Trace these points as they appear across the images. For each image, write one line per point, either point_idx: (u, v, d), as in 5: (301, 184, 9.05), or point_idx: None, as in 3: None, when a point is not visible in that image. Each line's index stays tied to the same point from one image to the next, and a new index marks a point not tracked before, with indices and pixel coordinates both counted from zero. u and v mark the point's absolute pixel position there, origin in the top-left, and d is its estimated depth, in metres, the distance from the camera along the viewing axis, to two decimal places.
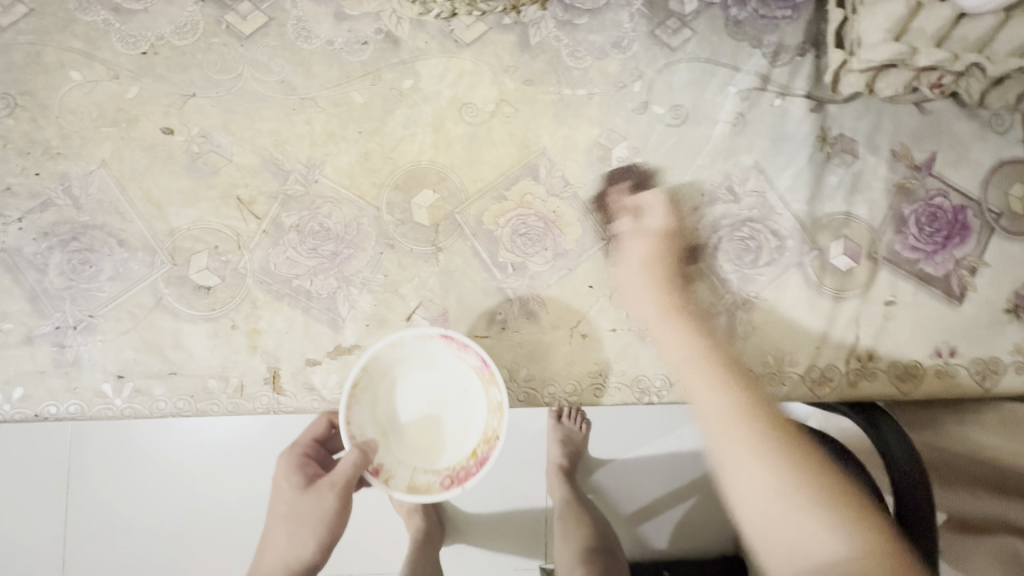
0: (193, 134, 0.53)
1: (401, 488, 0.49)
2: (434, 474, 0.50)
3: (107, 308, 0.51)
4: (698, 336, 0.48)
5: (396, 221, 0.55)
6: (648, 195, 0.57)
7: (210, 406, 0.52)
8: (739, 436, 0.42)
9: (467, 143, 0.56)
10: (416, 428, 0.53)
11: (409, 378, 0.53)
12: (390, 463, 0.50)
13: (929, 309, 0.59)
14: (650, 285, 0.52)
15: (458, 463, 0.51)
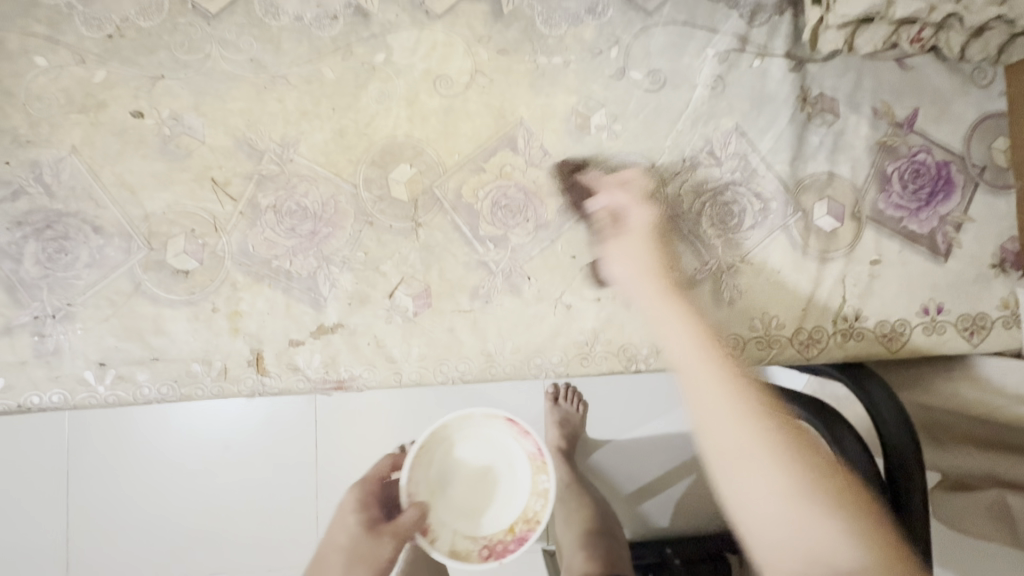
0: (164, 117, 0.52)
1: (444, 550, 0.53)
2: (472, 541, 0.55)
3: (86, 296, 0.51)
4: (693, 316, 0.45)
5: (374, 198, 0.54)
6: (628, 172, 0.56)
7: (194, 390, 0.52)
8: (746, 440, 0.39)
9: (443, 117, 0.55)
10: (462, 492, 0.57)
11: (465, 447, 0.58)
12: (435, 524, 0.54)
13: (915, 267, 0.58)
14: (648, 265, 0.48)
15: (496, 535, 0.55)
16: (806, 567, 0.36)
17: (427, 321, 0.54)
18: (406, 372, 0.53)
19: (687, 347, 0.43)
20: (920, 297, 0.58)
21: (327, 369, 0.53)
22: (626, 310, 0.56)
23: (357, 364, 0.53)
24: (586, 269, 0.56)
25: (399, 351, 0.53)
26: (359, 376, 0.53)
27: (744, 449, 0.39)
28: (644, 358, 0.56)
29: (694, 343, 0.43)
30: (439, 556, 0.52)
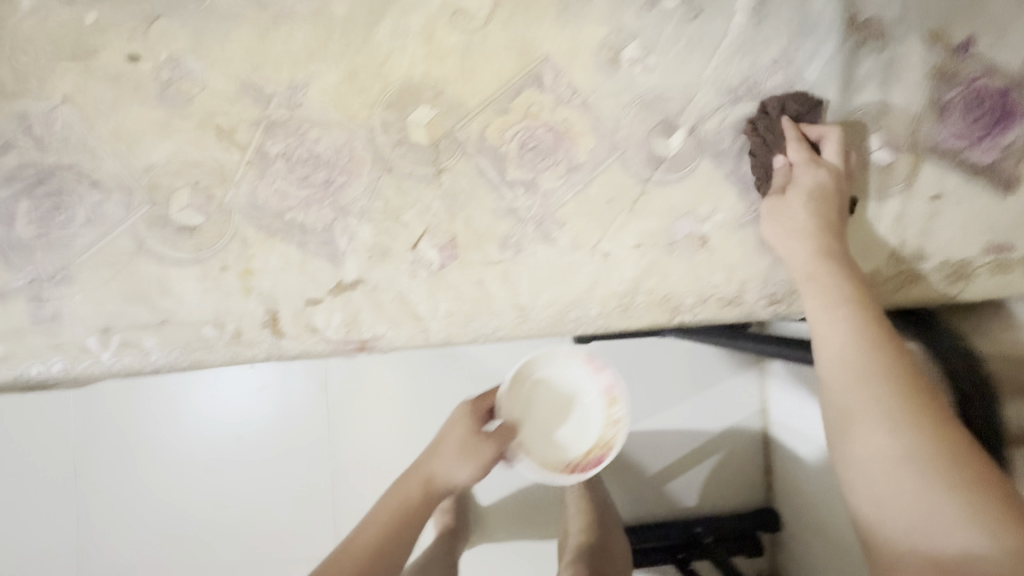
0: (162, 60, 0.48)
1: (533, 464, 0.64)
2: (557, 461, 0.65)
3: (85, 257, 0.47)
4: (833, 267, 0.48)
5: (392, 143, 0.50)
6: (817, 131, 0.52)
7: (207, 355, 0.48)
8: (872, 388, 0.42)
9: (462, 54, 0.51)
10: (544, 420, 0.66)
11: (547, 378, 0.67)
12: (525, 443, 0.64)
13: (979, 202, 0.53)
14: (807, 221, 0.49)
15: (576, 457, 0.66)
16: (903, 534, 0.38)
17: (454, 275, 0.50)
18: (433, 330, 0.50)
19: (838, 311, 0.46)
20: (985, 233, 0.53)
21: (348, 328, 0.49)
22: (667, 256, 0.52)
23: (380, 322, 0.49)
24: (623, 214, 0.51)
25: (425, 307, 0.50)
26: (383, 335, 0.49)
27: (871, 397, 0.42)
28: (689, 308, 0.52)
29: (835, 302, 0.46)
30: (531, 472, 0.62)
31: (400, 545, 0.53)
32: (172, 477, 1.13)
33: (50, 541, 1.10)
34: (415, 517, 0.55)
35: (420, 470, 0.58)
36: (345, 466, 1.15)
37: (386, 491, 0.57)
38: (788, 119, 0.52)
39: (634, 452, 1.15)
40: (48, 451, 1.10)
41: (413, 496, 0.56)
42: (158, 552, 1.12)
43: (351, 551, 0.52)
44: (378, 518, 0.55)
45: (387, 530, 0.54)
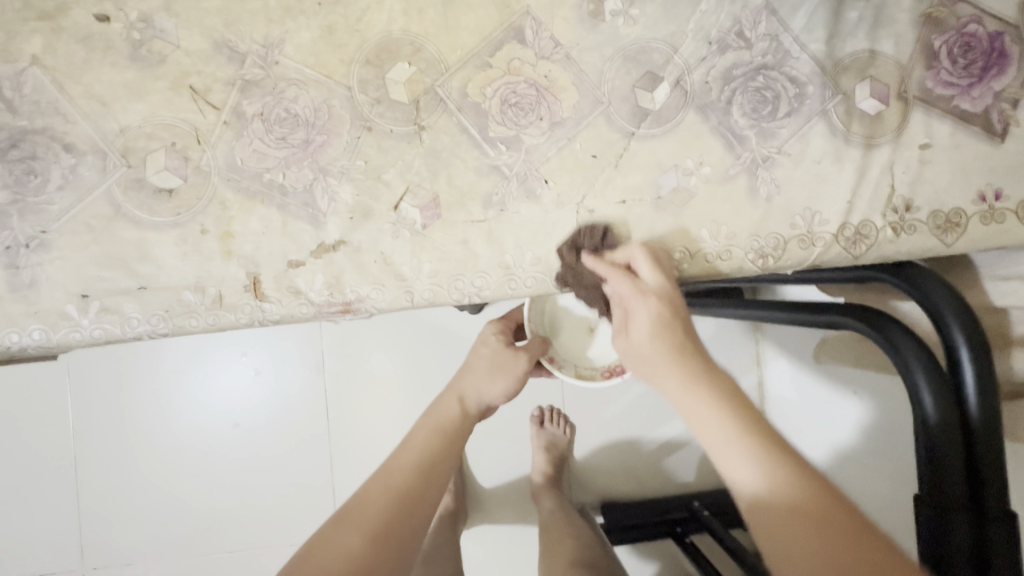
0: (132, 20, 0.47)
1: (572, 373, 0.72)
2: (594, 368, 0.74)
3: (61, 222, 0.46)
4: (700, 386, 0.45)
5: (372, 101, 0.49)
6: (628, 251, 0.50)
7: (188, 320, 0.47)
8: (787, 523, 0.39)
9: (441, 8, 0.50)
10: (577, 336, 0.76)
11: (571, 300, 0.76)
12: (560, 357, 0.74)
13: (970, 151, 0.53)
14: (663, 354, 0.47)
15: (614, 362, 0.74)
16: None
17: (438, 234, 0.49)
18: (418, 290, 0.49)
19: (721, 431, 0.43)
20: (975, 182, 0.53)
21: (331, 291, 0.48)
22: (654, 212, 0.51)
23: (364, 283, 0.48)
24: (608, 169, 0.51)
25: (409, 268, 0.49)
26: (367, 297, 0.48)
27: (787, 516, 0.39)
28: (678, 264, 0.51)
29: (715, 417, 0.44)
30: (570, 378, 0.71)
31: (445, 455, 0.54)
32: (170, 463, 1.12)
33: (58, 526, 1.10)
34: (454, 429, 0.56)
35: (453, 392, 0.61)
36: (342, 449, 1.15)
37: (420, 415, 0.58)
38: (591, 256, 0.49)
39: (631, 423, 1.17)
40: (45, 440, 1.10)
41: (453, 412, 0.58)
42: (158, 539, 1.12)
43: (398, 465, 0.51)
44: (419, 435, 0.55)
45: (432, 441, 0.54)
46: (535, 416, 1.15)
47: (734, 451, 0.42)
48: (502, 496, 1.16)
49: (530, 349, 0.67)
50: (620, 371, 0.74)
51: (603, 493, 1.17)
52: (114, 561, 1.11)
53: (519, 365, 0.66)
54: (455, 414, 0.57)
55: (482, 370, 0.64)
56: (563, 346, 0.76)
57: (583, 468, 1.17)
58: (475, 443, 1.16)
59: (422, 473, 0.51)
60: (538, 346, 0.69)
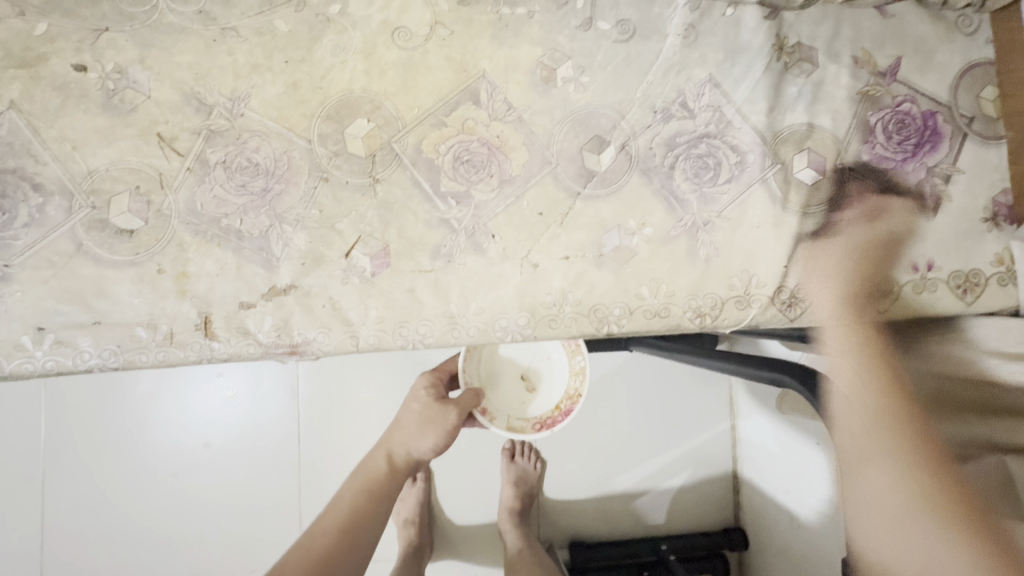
0: (108, 71, 0.50)
1: (503, 425, 0.76)
2: (525, 420, 0.78)
3: (24, 257, 0.48)
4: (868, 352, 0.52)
5: (330, 153, 0.52)
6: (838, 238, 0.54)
7: (139, 356, 0.49)
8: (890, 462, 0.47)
9: (401, 70, 0.53)
10: (512, 386, 0.80)
11: (510, 352, 0.81)
12: (493, 408, 0.77)
13: (848, 223, 0.54)
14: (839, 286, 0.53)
15: (546, 414, 0.78)
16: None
17: (386, 282, 0.51)
18: (363, 335, 0.51)
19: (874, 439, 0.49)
20: (862, 243, 0.54)
21: (279, 332, 0.50)
22: (596, 268, 0.53)
23: (311, 327, 0.50)
24: (553, 227, 0.53)
25: (356, 313, 0.51)
26: (313, 340, 0.50)
27: (873, 521, 0.47)
28: (617, 320, 0.53)
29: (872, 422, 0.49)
30: (499, 429, 0.75)
31: (369, 513, 0.61)
32: (137, 483, 1.13)
33: (21, 542, 1.10)
34: (379, 487, 0.64)
35: (383, 448, 0.69)
36: (311, 476, 1.15)
37: (349, 476, 0.65)
38: (860, 185, 0.55)
39: (600, 464, 1.17)
40: (13, 456, 1.10)
41: (378, 466, 0.66)
42: (119, 561, 1.11)
43: (319, 532, 0.59)
44: (345, 496, 0.63)
45: (355, 503, 0.62)
46: (506, 448, 1.15)
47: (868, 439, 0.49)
48: (471, 533, 1.15)
49: (462, 403, 0.71)
50: (549, 425, 0.78)
51: (572, 532, 1.16)
52: None
53: (447, 418, 0.71)
54: (381, 470, 0.65)
55: (412, 425, 0.72)
56: (497, 396, 0.79)
57: (553, 503, 1.16)
58: (444, 477, 1.15)
59: (338, 539, 0.58)
60: (471, 399, 0.73)
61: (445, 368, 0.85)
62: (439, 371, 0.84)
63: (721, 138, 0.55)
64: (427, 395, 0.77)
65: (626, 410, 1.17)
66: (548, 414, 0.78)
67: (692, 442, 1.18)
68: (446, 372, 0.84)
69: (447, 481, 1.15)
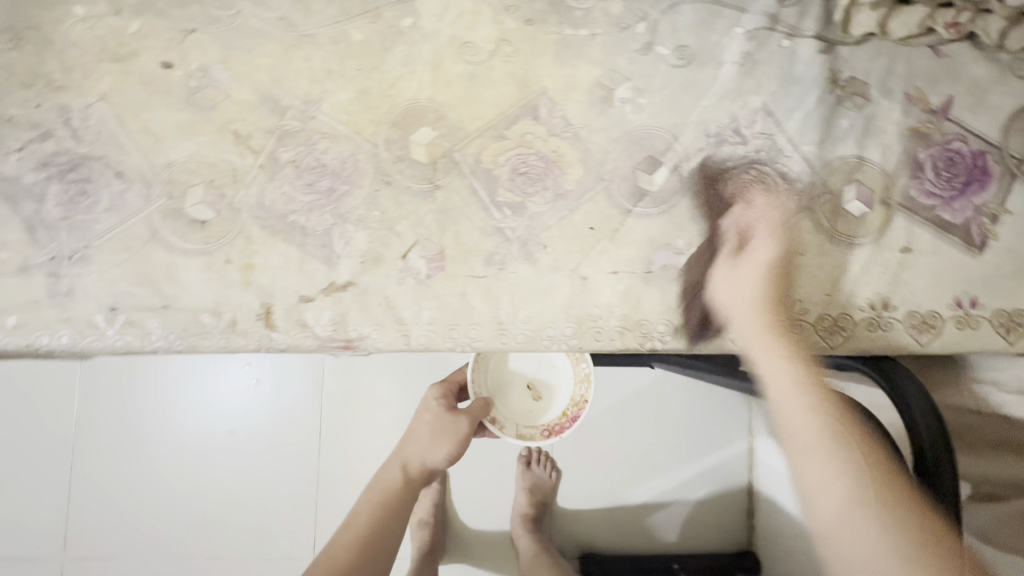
0: (192, 69, 0.53)
1: (512, 433, 0.80)
2: (534, 428, 0.81)
3: (103, 240, 0.51)
4: (800, 361, 0.50)
5: (394, 158, 0.54)
6: (761, 203, 0.55)
7: (203, 341, 0.51)
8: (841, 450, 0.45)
9: (466, 82, 0.55)
10: (520, 397, 0.84)
11: (514, 363, 0.85)
12: (502, 417, 0.81)
13: (735, 220, 0.55)
14: (751, 294, 0.52)
15: (555, 421, 0.81)
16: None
17: (440, 285, 0.53)
18: (415, 334, 0.52)
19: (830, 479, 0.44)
20: (774, 229, 0.55)
21: (335, 327, 0.52)
22: (643, 285, 0.54)
23: (366, 323, 0.52)
24: (604, 241, 0.55)
25: (410, 313, 0.53)
26: (367, 336, 0.52)
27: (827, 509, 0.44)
28: (661, 335, 0.54)
29: (830, 457, 0.45)
30: (509, 438, 0.78)
31: (387, 524, 0.67)
32: (162, 463, 1.15)
33: (47, 514, 1.13)
34: (394, 499, 0.69)
35: (398, 460, 0.74)
36: (330, 469, 1.17)
37: (366, 490, 0.71)
38: (730, 183, 0.56)
39: (612, 478, 1.17)
40: (47, 429, 1.14)
41: (393, 478, 0.71)
42: (138, 539, 1.14)
43: (340, 543, 0.64)
44: (363, 510, 0.68)
45: (373, 514, 0.67)
46: (523, 455, 1.16)
47: (818, 468, 0.45)
48: (482, 541, 1.16)
49: (473, 411, 0.76)
50: (558, 431, 0.80)
51: (584, 544, 1.16)
52: (92, 556, 1.13)
53: (459, 428, 0.75)
54: (397, 482, 0.71)
55: (426, 436, 0.76)
56: (508, 406, 0.83)
57: (566, 512, 1.17)
58: (460, 480, 1.16)
59: (358, 548, 0.64)
60: (479, 410, 0.77)
61: (456, 380, 0.87)
62: (450, 383, 0.87)
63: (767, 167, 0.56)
64: (438, 407, 0.81)
65: (641, 427, 1.18)
66: (554, 419, 0.81)
67: (707, 462, 1.18)
68: (457, 385, 0.86)
69: (463, 485, 1.16)
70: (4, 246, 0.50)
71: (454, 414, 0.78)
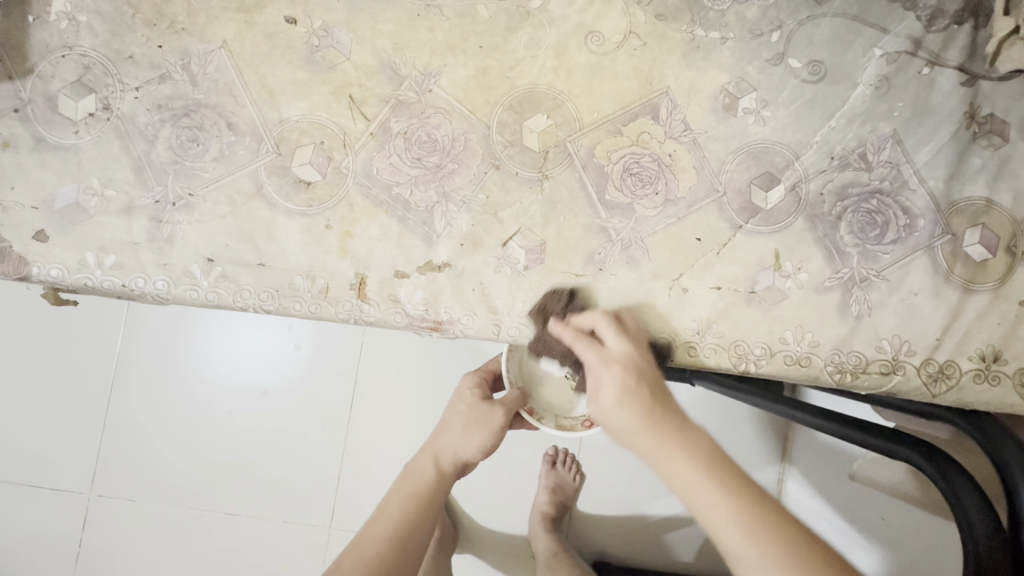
0: (315, 27, 0.52)
1: (552, 425, 0.83)
2: (573, 419, 0.84)
3: (207, 189, 0.50)
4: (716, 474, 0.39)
5: (506, 142, 0.52)
6: (591, 315, 0.50)
7: (293, 304, 0.51)
8: None
9: (588, 73, 0.53)
10: (557, 389, 0.85)
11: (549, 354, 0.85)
12: (541, 410, 0.83)
13: (591, 366, 0.46)
14: (636, 420, 0.42)
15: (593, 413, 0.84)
16: None
17: (537, 278, 0.52)
18: (506, 325, 0.51)
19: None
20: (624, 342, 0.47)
21: (426, 307, 0.51)
22: (745, 304, 0.52)
23: (458, 307, 0.51)
24: (710, 255, 0.53)
25: (503, 303, 0.51)
26: (458, 321, 0.51)
27: None
28: (756, 358, 0.52)
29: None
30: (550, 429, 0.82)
31: (419, 520, 0.61)
32: (194, 413, 1.17)
33: (78, 448, 1.15)
34: (427, 492, 0.64)
35: (429, 451, 0.69)
36: (358, 442, 1.16)
37: (397, 479, 0.66)
38: (558, 320, 0.49)
39: (632, 491, 1.15)
40: (89, 364, 1.16)
41: (425, 469, 0.66)
42: (164, 484, 1.15)
43: (370, 535, 0.59)
44: (393, 502, 0.63)
45: (405, 508, 0.62)
46: (549, 455, 1.15)
47: None
48: (495, 537, 1.15)
49: (508, 402, 0.77)
50: (597, 422, 0.83)
51: (598, 551, 1.13)
52: (118, 494, 1.14)
53: (494, 418, 0.75)
54: (430, 474, 0.65)
55: (458, 427, 0.73)
56: (545, 399, 0.85)
57: (583, 518, 1.14)
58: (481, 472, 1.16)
59: (391, 545, 0.58)
60: (516, 401, 0.78)
61: (489, 369, 0.89)
62: (484, 372, 0.88)
63: (892, 195, 0.53)
64: (472, 395, 0.80)
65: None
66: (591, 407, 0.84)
67: None
68: (491, 373, 0.87)
69: (484, 477, 1.16)
70: (110, 184, 0.50)
71: (489, 403, 0.78)
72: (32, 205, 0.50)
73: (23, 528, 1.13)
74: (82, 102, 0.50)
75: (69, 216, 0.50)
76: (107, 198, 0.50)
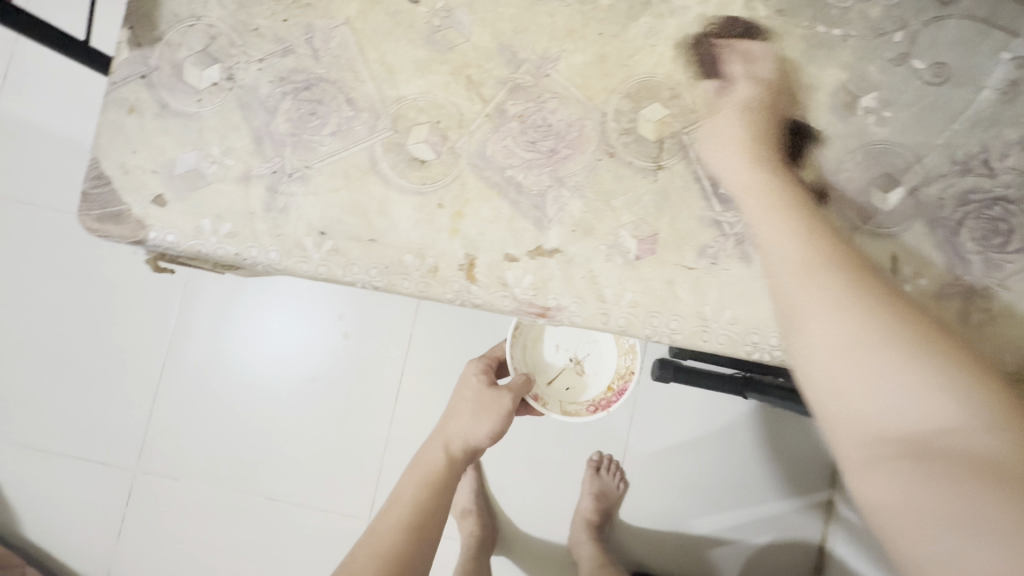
0: (438, 8, 0.52)
1: (556, 410, 0.75)
2: (578, 404, 0.77)
3: (323, 162, 0.51)
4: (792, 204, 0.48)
5: (621, 130, 0.52)
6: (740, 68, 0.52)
7: (401, 281, 0.50)
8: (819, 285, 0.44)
9: (707, 65, 0.53)
10: (562, 373, 0.80)
11: (551, 336, 0.82)
12: (544, 395, 0.77)
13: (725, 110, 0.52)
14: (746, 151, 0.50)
15: (600, 396, 0.77)
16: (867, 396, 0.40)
17: (648, 269, 0.51)
18: (614, 315, 0.50)
19: (809, 283, 0.45)
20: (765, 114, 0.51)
21: (535, 292, 0.50)
22: None
23: (566, 294, 0.50)
24: None
25: (612, 292, 0.50)
26: (566, 308, 0.50)
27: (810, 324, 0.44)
28: None
29: (845, 331, 0.42)
30: (554, 414, 0.74)
31: (433, 508, 0.60)
32: (241, 395, 1.17)
33: (125, 422, 1.16)
34: (440, 478, 0.63)
35: (440, 438, 0.69)
36: (400, 435, 1.16)
37: (406, 469, 0.65)
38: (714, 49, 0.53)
39: (674, 503, 1.11)
40: (142, 339, 1.17)
41: (435, 457, 0.66)
42: (206, 465, 1.15)
43: (385, 527, 0.58)
44: (406, 492, 0.62)
45: (417, 494, 0.61)
46: (592, 460, 1.12)
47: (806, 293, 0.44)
48: (534, 549, 1.13)
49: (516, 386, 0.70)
50: (605, 407, 0.76)
51: (637, 562, 1.11)
52: (160, 471, 1.15)
53: (502, 403, 0.70)
54: (440, 461, 0.65)
55: (466, 415, 0.71)
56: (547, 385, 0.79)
57: (625, 529, 1.12)
58: (523, 477, 1.13)
59: (408, 535, 0.57)
60: (522, 386, 0.72)
61: (494, 356, 0.83)
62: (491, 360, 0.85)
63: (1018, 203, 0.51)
64: (479, 381, 0.76)
65: (711, 454, 1.11)
66: (597, 390, 0.78)
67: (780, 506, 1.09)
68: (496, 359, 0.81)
69: (526, 483, 1.13)
70: (229, 153, 0.50)
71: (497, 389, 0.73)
72: (152, 169, 0.50)
73: (63, 501, 1.14)
74: (207, 71, 0.51)
75: (188, 182, 0.50)
76: (225, 166, 0.50)
